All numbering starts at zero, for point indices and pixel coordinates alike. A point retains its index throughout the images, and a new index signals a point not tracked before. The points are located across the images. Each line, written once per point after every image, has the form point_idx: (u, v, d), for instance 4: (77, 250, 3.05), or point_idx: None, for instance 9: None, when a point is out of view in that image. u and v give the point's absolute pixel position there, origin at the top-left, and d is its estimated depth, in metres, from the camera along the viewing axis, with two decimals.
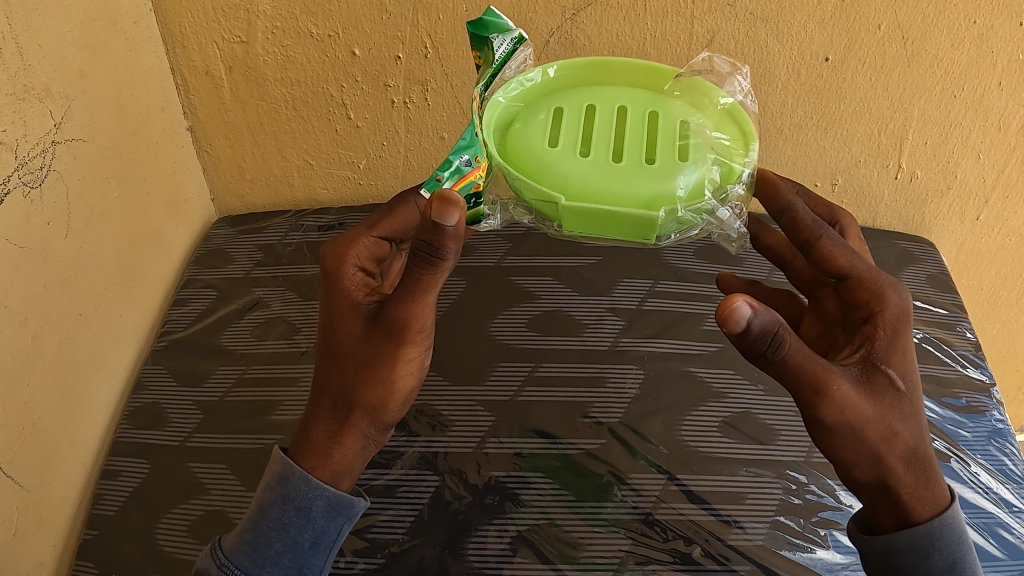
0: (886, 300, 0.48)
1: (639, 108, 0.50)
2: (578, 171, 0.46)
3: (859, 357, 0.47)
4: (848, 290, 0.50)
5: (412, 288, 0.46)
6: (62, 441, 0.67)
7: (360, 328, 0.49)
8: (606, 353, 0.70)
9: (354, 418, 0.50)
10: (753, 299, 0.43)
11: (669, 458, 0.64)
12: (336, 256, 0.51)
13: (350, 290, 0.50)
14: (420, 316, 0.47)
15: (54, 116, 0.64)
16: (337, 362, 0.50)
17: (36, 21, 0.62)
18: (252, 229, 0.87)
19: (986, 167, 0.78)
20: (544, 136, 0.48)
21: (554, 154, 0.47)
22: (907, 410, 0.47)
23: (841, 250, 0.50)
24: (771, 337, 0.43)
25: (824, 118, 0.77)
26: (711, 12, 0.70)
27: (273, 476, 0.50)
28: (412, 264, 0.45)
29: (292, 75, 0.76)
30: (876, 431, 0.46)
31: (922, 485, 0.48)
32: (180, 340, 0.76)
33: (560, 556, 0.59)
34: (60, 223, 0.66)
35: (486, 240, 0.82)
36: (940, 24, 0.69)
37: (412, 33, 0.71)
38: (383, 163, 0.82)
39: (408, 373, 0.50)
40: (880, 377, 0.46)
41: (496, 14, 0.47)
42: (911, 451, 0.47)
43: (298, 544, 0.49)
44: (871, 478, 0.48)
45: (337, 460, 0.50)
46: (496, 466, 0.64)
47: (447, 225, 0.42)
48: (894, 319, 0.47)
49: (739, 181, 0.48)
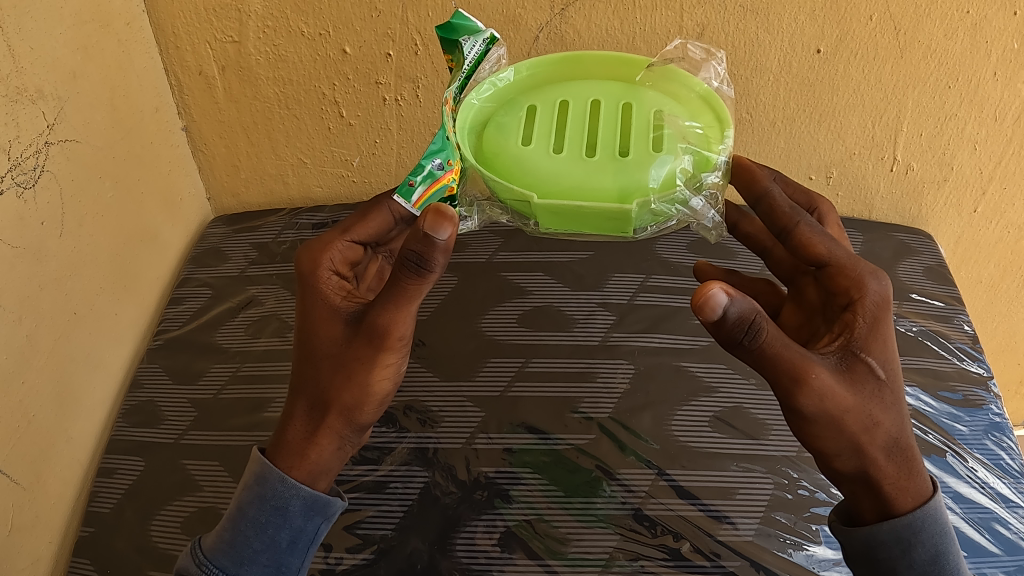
0: (865, 286, 0.48)
1: (613, 100, 0.50)
2: (552, 167, 0.46)
3: (839, 345, 0.47)
4: (828, 278, 0.50)
5: (395, 297, 0.46)
6: (57, 439, 0.68)
7: (340, 333, 0.50)
8: (597, 348, 0.70)
9: (330, 419, 0.50)
10: (729, 286, 0.43)
11: (659, 453, 0.63)
12: (311, 260, 0.51)
13: (329, 294, 0.50)
14: (402, 324, 0.48)
15: (47, 117, 0.65)
16: (315, 363, 0.50)
17: (28, 23, 0.62)
18: (248, 227, 0.87)
19: (983, 158, 0.77)
20: (518, 133, 0.49)
21: (527, 150, 0.47)
22: (888, 400, 0.46)
23: (819, 237, 0.50)
24: (748, 324, 0.43)
25: (817, 110, 0.76)
26: (699, 5, 0.69)
27: (251, 476, 0.50)
28: (399, 272, 0.45)
29: (284, 74, 0.76)
30: (856, 420, 0.46)
31: (905, 475, 0.48)
32: (177, 338, 0.77)
33: (549, 552, 0.59)
34: (54, 223, 0.66)
35: (479, 236, 0.82)
36: (931, 14, 0.68)
37: (402, 30, 0.71)
38: (377, 160, 0.83)
39: (384, 378, 0.50)
40: (860, 365, 0.46)
41: (465, 17, 0.49)
42: (892, 442, 0.47)
43: (276, 543, 0.49)
44: (852, 468, 0.47)
45: (312, 461, 0.50)
46: (486, 461, 0.64)
47: (439, 238, 0.43)
48: (873, 306, 0.47)
49: (713, 169, 0.48)
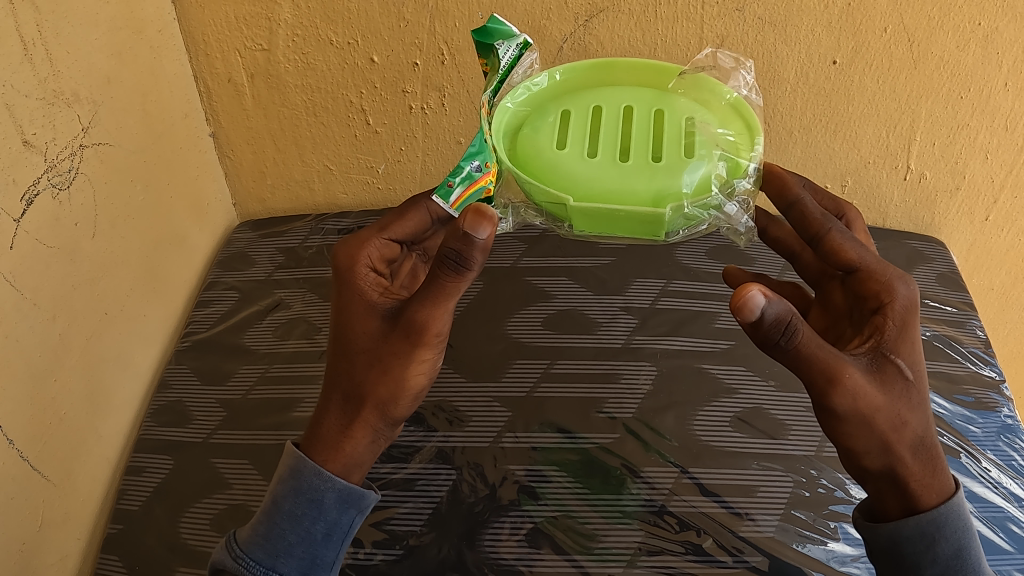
0: (895, 291, 0.49)
1: (646, 108, 0.52)
2: (585, 171, 0.48)
3: (869, 347, 0.48)
4: (858, 282, 0.51)
5: (435, 294, 0.47)
6: (87, 436, 0.69)
7: (376, 328, 0.51)
8: (621, 350, 0.72)
9: (365, 413, 0.51)
10: (766, 288, 0.43)
11: (680, 451, 0.65)
12: (348, 256, 0.52)
13: (366, 289, 0.51)
14: (439, 320, 0.49)
15: (82, 121, 0.66)
16: (351, 358, 0.51)
17: (66, 28, 0.64)
18: (274, 232, 0.88)
19: (994, 167, 0.79)
20: (553, 138, 0.50)
21: (561, 155, 0.49)
22: (915, 400, 0.48)
23: (850, 243, 0.51)
24: (785, 325, 0.43)
25: (833, 120, 0.78)
26: (719, 17, 0.72)
27: (286, 470, 0.52)
28: (438, 271, 0.46)
29: (312, 82, 0.78)
30: (886, 419, 0.47)
31: (929, 474, 0.49)
32: (203, 340, 0.78)
33: (576, 547, 0.60)
34: (88, 224, 0.68)
35: (503, 242, 0.84)
36: (944, 26, 0.71)
37: (429, 40, 0.74)
38: (402, 167, 0.84)
39: (421, 373, 0.51)
40: (890, 367, 0.47)
41: (500, 22, 0.48)
42: (918, 441, 0.48)
43: (310, 536, 0.51)
44: (880, 466, 0.49)
45: (347, 453, 0.51)
46: (513, 459, 0.65)
47: (479, 236, 0.44)
48: (903, 310, 0.49)
49: (744, 176, 0.49)
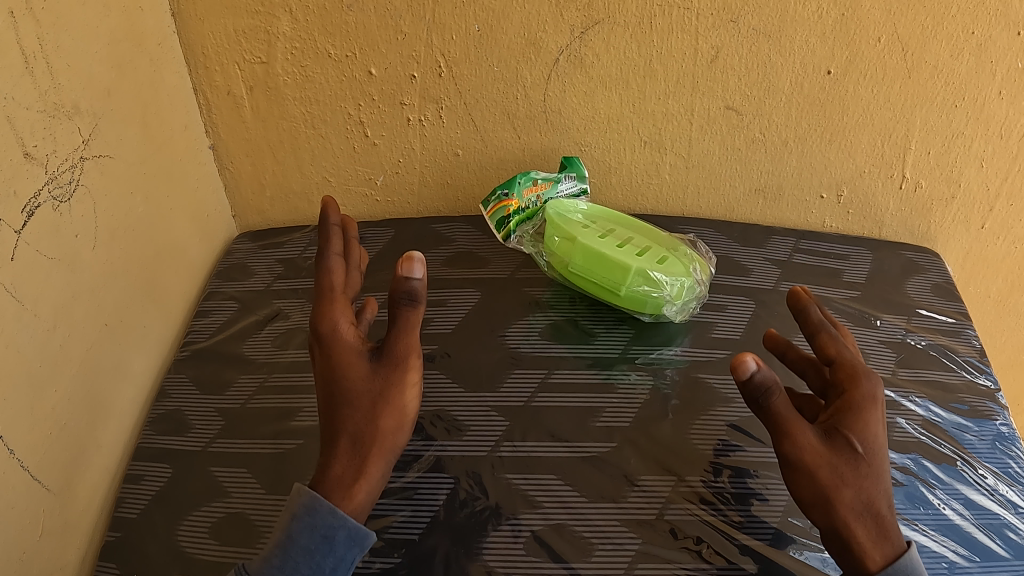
0: (860, 383, 0.56)
1: (648, 235, 0.78)
2: (617, 258, 0.73)
3: (824, 424, 0.55)
4: (834, 396, 0.58)
5: (403, 326, 0.56)
6: (87, 445, 0.69)
7: (365, 369, 0.56)
8: (617, 360, 0.72)
9: (373, 456, 0.54)
10: (759, 359, 0.53)
11: (678, 459, 0.64)
12: (325, 319, 0.57)
13: (349, 341, 0.56)
14: (416, 346, 0.57)
15: (83, 133, 0.67)
16: (347, 406, 0.55)
17: (68, 41, 0.65)
18: (272, 243, 0.89)
19: (989, 175, 0.80)
20: (593, 234, 0.76)
21: (607, 247, 0.74)
22: (864, 473, 0.53)
23: (835, 343, 0.59)
24: (768, 390, 0.53)
25: (827, 129, 0.79)
26: (715, 28, 0.72)
27: (295, 508, 0.52)
28: (397, 306, 0.56)
29: (311, 94, 0.79)
30: (829, 476, 0.52)
31: (878, 536, 0.52)
32: (203, 350, 0.78)
33: (573, 554, 0.59)
34: (88, 235, 0.68)
35: (500, 253, 0.85)
36: (938, 35, 0.71)
37: (427, 52, 0.75)
38: (399, 179, 0.86)
39: (413, 399, 0.57)
40: (842, 440, 0.53)
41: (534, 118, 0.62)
42: (867, 505, 0.52)
43: (318, 570, 0.51)
44: (824, 521, 0.53)
45: (360, 497, 0.53)
46: (510, 468, 0.64)
47: (417, 275, 0.56)
48: (864, 400, 0.55)
49: None
